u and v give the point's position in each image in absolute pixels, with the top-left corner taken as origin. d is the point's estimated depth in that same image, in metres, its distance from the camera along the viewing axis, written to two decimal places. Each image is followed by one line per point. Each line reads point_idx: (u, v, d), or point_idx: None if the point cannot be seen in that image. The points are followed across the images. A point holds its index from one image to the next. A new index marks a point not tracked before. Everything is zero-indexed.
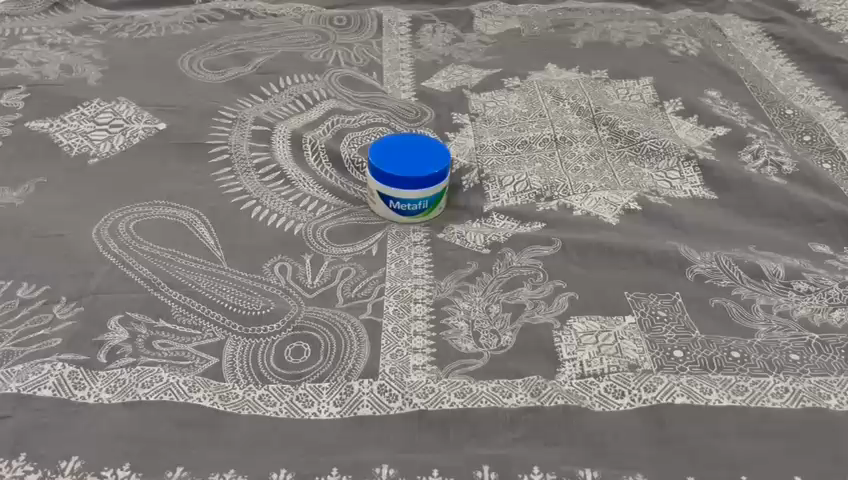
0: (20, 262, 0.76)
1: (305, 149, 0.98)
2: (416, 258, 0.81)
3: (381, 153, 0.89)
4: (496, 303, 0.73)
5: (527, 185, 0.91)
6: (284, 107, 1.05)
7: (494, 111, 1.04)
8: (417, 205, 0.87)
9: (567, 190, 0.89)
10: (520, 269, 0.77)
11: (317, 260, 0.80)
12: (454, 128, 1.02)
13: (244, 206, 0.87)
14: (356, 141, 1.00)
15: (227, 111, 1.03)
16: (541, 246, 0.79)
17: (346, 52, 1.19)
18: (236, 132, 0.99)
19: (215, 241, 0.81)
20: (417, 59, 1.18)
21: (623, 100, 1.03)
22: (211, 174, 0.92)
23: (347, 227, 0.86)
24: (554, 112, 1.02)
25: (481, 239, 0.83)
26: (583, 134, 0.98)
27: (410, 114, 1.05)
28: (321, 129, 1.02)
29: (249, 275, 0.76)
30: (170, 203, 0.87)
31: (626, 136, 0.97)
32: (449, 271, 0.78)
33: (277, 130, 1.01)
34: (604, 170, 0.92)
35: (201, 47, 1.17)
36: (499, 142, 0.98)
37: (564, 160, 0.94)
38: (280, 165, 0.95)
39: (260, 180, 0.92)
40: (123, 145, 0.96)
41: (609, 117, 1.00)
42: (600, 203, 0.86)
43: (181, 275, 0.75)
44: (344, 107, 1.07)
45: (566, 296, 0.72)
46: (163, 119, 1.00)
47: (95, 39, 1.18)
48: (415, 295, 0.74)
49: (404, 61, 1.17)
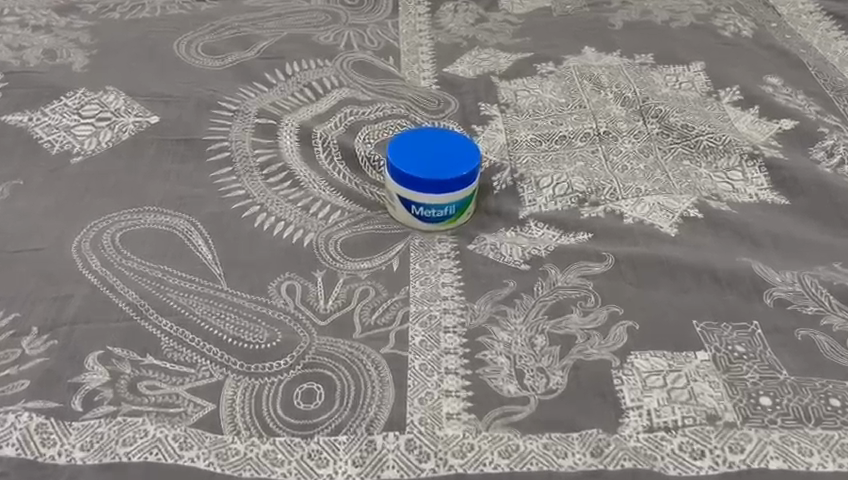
0: None
1: (315, 147, 0.87)
2: (443, 275, 0.71)
3: (401, 150, 0.78)
4: (541, 333, 0.62)
5: (568, 187, 0.80)
6: (291, 97, 0.94)
7: (527, 101, 0.92)
8: (444, 211, 0.77)
9: (615, 193, 0.78)
10: (567, 291, 0.66)
11: (331, 278, 0.69)
12: (483, 120, 0.90)
13: (246, 213, 0.77)
14: (373, 136, 0.89)
15: (227, 102, 0.92)
16: (590, 262, 0.68)
17: (359, 34, 1.07)
18: (237, 126, 0.88)
19: (213, 255, 0.70)
20: (438, 42, 1.06)
21: (673, 88, 0.91)
22: (209, 174, 0.81)
23: (364, 237, 0.75)
24: (595, 102, 0.90)
25: (519, 252, 0.72)
26: (629, 129, 0.86)
27: (431, 104, 0.94)
28: (332, 122, 0.91)
29: (251, 297, 0.66)
30: (163, 209, 0.76)
31: (679, 130, 0.85)
32: (483, 292, 0.68)
33: (283, 123, 0.90)
34: (655, 171, 0.81)
35: (199, 29, 1.05)
36: (533, 136, 0.87)
37: (609, 158, 0.83)
38: (287, 165, 0.84)
39: (265, 182, 0.81)
40: (110, 141, 0.85)
41: (658, 109, 0.88)
42: (654, 209, 0.75)
43: (173, 298, 0.64)
44: (358, 97, 0.95)
45: (623, 326, 0.61)
46: (155, 111, 0.89)
47: (82, 21, 1.07)
48: (444, 324, 0.64)
49: (423, 44, 1.06)
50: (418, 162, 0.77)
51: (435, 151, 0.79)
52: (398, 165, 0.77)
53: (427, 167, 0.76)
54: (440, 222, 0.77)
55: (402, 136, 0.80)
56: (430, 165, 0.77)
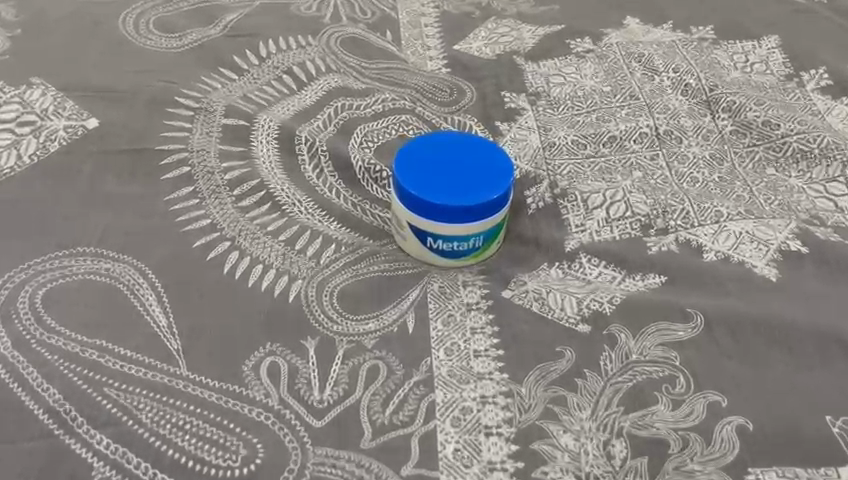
0: None
1: (299, 154, 0.69)
2: (474, 339, 0.53)
3: (412, 161, 0.60)
4: (619, 438, 0.46)
5: (626, 208, 0.63)
6: (267, 88, 0.76)
7: (562, 90, 0.74)
8: (467, 243, 0.59)
9: (689, 216, 0.61)
10: (646, 367, 0.49)
11: (326, 347, 0.52)
12: (509, 116, 0.73)
13: (213, 252, 0.59)
14: (371, 137, 0.72)
15: (187, 97, 0.73)
16: (673, 324, 0.52)
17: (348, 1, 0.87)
18: (199, 129, 0.69)
19: (168, 320, 0.53)
20: (446, 10, 0.87)
21: (743, 71, 0.74)
22: (163, 198, 0.63)
23: (368, 284, 0.58)
24: (649, 91, 0.72)
25: (573, 306, 0.55)
26: (695, 127, 0.69)
27: (442, 94, 0.76)
28: (320, 121, 0.73)
29: (219, 385, 0.49)
30: (101, 251, 0.58)
31: (758, 129, 0.68)
32: (531, 365, 0.51)
33: (258, 124, 0.71)
34: (736, 184, 0.64)
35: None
36: (575, 136, 0.69)
37: (673, 167, 0.66)
38: (265, 181, 0.66)
39: (236, 207, 0.63)
40: (34, 155, 0.65)
41: (730, 99, 0.70)
42: (742, 240, 0.58)
43: (110, 396, 0.47)
44: (351, 86, 0.77)
45: (730, 426, 0.45)
46: (94, 112, 0.70)
47: None
48: (484, 421, 0.47)
49: (427, 14, 0.86)
50: (436, 177, 0.59)
51: (456, 161, 0.60)
52: (408, 182, 0.59)
53: (448, 185, 0.58)
54: (463, 256, 0.60)
55: (412, 142, 0.62)
56: (452, 181, 0.59)
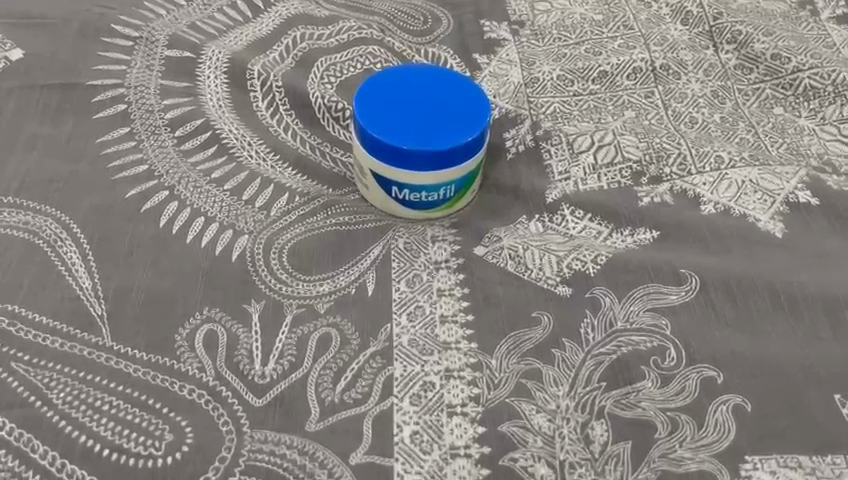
0: None
1: (252, 91, 0.61)
2: (441, 303, 0.48)
3: (375, 101, 0.53)
4: (600, 419, 0.40)
5: (616, 153, 0.56)
6: (218, 16, 0.68)
7: (549, 17, 0.66)
8: (437, 194, 0.53)
9: (685, 162, 0.54)
10: (632, 337, 0.44)
11: (274, 313, 0.46)
12: (488, 48, 0.65)
13: (148, 202, 0.52)
14: (333, 71, 0.64)
15: (126, 25, 0.65)
16: (664, 287, 0.46)
17: None
18: (138, 61, 0.62)
19: (92, 281, 0.46)
20: None
21: None
22: (94, 140, 0.56)
23: (324, 240, 0.52)
24: (646, 19, 0.64)
25: (552, 266, 0.49)
26: (696, 61, 0.61)
27: (414, 22, 0.69)
28: (276, 53, 0.65)
29: (146, 357, 0.43)
30: (22, 201, 0.51)
31: (767, 63, 0.60)
32: (504, 333, 0.45)
33: (206, 56, 0.63)
34: (739, 127, 0.57)
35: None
36: (561, 71, 0.62)
37: (670, 106, 0.59)
38: (212, 121, 0.58)
39: (177, 150, 0.56)
40: None
41: (735, 29, 0.62)
42: (745, 189, 0.52)
43: (17, 372, 0.42)
44: (313, 13, 0.69)
45: (726, 407, 0.40)
46: (19, 41, 0.62)
47: None
48: (448, 399, 0.42)
49: None
50: (401, 118, 0.52)
51: (425, 100, 0.54)
52: (370, 124, 0.52)
53: (414, 127, 0.52)
54: (434, 208, 0.54)
55: (376, 79, 0.55)
56: (419, 123, 0.52)
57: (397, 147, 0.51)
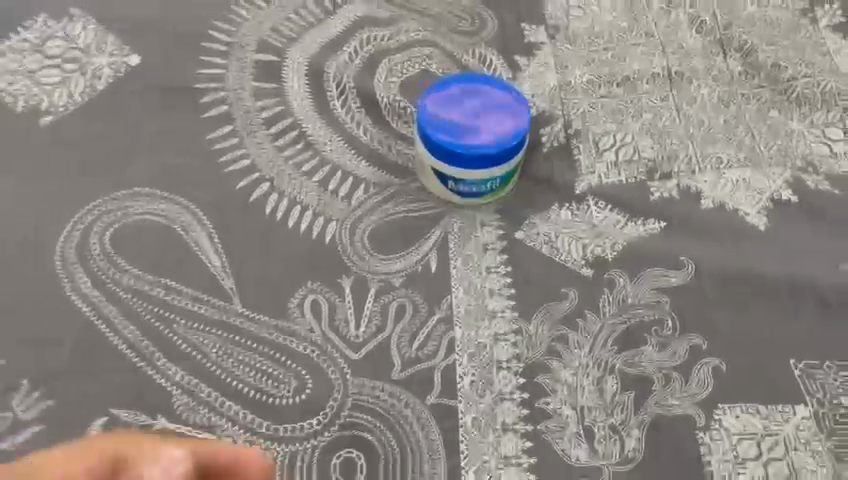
0: None
1: (328, 90, 0.73)
2: (490, 278, 0.61)
3: (436, 108, 0.64)
4: (612, 373, 0.55)
5: (634, 152, 0.68)
6: (294, 15, 0.78)
7: (581, 23, 0.76)
8: (486, 186, 0.65)
9: (691, 163, 0.66)
10: (639, 311, 0.57)
11: (360, 286, 0.60)
12: (528, 50, 0.76)
13: (255, 194, 0.65)
14: (395, 72, 0.76)
15: (219, 31, 0.76)
16: (666, 271, 0.59)
17: None
18: (234, 65, 0.74)
19: (221, 260, 0.60)
20: None
21: (759, 5, 0.75)
22: (205, 137, 0.69)
23: (395, 224, 0.64)
24: (665, 27, 0.74)
25: (579, 250, 0.62)
26: (706, 67, 0.71)
27: (463, 23, 0.79)
28: (347, 54, 0.76)
29: (271, 321, 0.57)
30: (157, 192, 0.65)
31: (767, 70, 0.71)
32: (539, 304, 0.58)
33: (289, 60, 0.75)
34: (739, 129, 0.68)
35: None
36: (590, 77, 0.73)
37: (682, 109, 0.70)
38: (299, 120, 0.71)
39: (273, 147, 0.69)
40: (84, 93, 0.70)
41: (742, 40, 0.72)
42: (738, 187, 0.64)
43: (180, 333, 0.56)
44: (376, 14, 0.79)
45: (708, 367, 0.55)
46: (134, 47, 0.74)
47: None
48: (497, 356, 0.56)
49: None
50: (458, 125, 0.64)
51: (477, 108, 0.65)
52: (434, 131, 0.63)
53: (470, 133, 0.63)
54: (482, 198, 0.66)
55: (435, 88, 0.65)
56: (474, 129, 0.63)
57: (457, 151, 0.63)
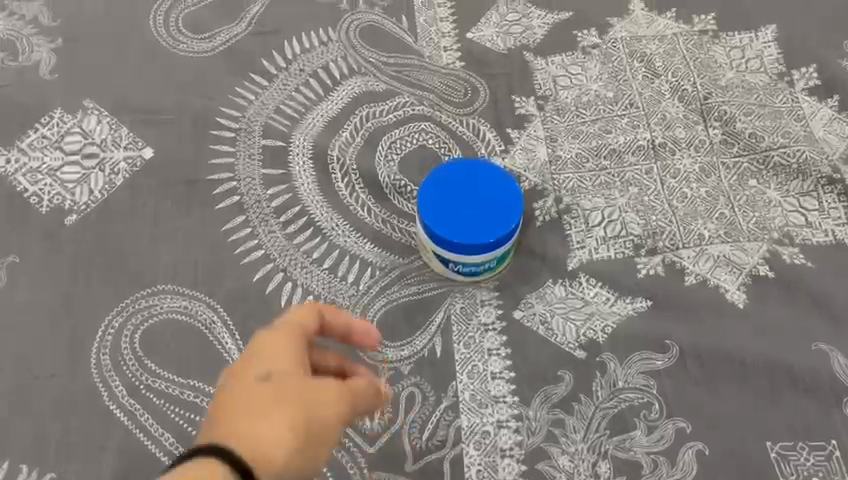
0: (22, 424, 0.64)
1: (332, 172, 0.78)
2: (491, 361, 0.66)
3: (433, 197, 0.69)
4: (604, 457, 0.61)
5: (621, 228, 0.72)
6: (296, 95, 0.83)
7: (569, 94, 0.80)
8: (479, 267, 0.69)
9: (675, 239, 0.70)
10: (629, 394, 0.63)
11: (372, 375, 0.65)
12: (519, 123, 0.80)
13: (269, 287, 0.71)
14: (395, 148, 0.80)
15: (226, 117, 0.81)
16: (653, 354, 0.64)
17: None
18: (242, 152, 0.78)
19: None
20: None
21: (737, 71, 0.78)
22: (221, 228, 0.74)
23: (401, 309, 0.69)
24: (648, 97, 0.78)
25: (572, 333, 0.66)
26: (688, 138, 0.75)
27: (456, 94, 0.83)
28: (347, 133, 0.80)
29: None
30: (179, 288, 0.70)
31: (745, 140, 0.74)
32: (538, 387, 0.64)
33: (295, 144, 0.79)
34: (719, 201, 0.72)
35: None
36: (579, 150, 0.77)
37: (665, 182, 0.74)
38: (306, 208, 0.76)
39: (284, 235, 0.74)
40: (104, 190, 0.75)
41: (723, 110, 0.76)
42: (719, 263, 0.68)
43: None
44: (373, 88, 0.84)
45: (692, 449, 0.61)
46: (147, 139, 0.78)
47: None
48: (500, 444, 0.62)
49: None
50: (453, 214, 0.68)
51: (470, 195, 0.69)
52: (432, 220, 0.68)
53: (464, 221, 0.68)
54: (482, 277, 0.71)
55: (432, 176, 0.70)
56: (468, 217, 0.68)
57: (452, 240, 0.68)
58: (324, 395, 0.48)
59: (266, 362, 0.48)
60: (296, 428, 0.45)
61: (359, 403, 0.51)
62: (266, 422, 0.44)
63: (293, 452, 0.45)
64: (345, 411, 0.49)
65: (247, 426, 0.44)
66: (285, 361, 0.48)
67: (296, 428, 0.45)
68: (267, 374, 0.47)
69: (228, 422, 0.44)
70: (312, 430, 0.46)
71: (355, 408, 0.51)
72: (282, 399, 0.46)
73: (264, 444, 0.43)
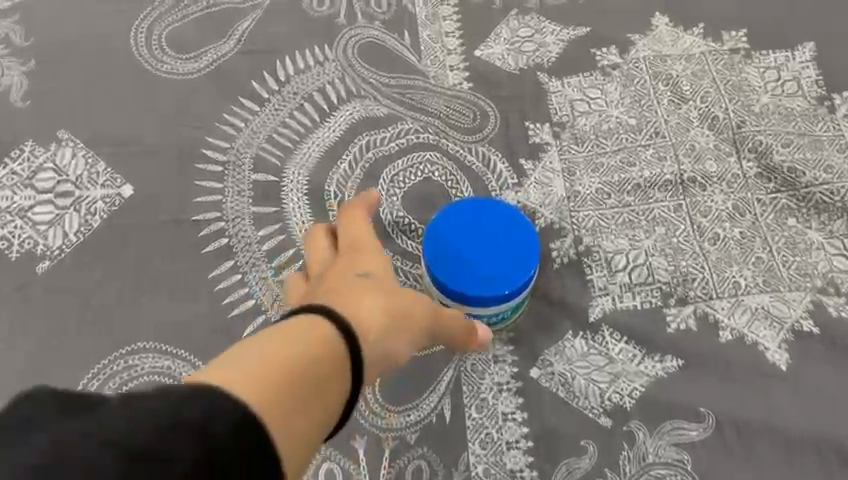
0: None
1: (330, 210, 0.71)
2: (506, 428, 0.60)
3: (438, 240, 0.63)
4: None
5: (648, 274, 0.65)
6: (289, 120, 0.76)
7: (588, 120, 0.73)
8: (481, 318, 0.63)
9: (708, 288, 0.64)
10: (660, 470, 0.58)
11: (375, 445, 0.60)
12: (533, 152, 0.73)
13: None
14: (398, 182, 0.73)
15: (213, 148, 0.74)
16: (686, 423, 0.59)
17: None
18: (230, 188, 0.72)
19: None
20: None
21: (773, 95, 0.71)
22: (208, 276, 0.67)
23: None
24: (675, 125, 0.71)
25: (596, 396, 0.61)
26: (720, 172, 0.69)
27: (465, 119, 0.76)
28: (346, 165, 0.74)
29: None
30: (162, 346, 0.64)
31: (783, 174, 0.68)
32: (559, 460, 0.59)
33: (288, 179, 0.72)
34: (756, 243, 0.65)
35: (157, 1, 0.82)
36: (599, 184, 0.70)
37: (696, 221, 0.67)
38: (300, 249, 0.69)
39: (277, 281, 0.67)
40: (79, 232, 0.69)
41: (758, 140, 0.69)
42: (757, 317, 0.62)
43: None
44: (374, 113, 0.77)
45: None
46: (127, 175, 0.72)
47: None
48: None
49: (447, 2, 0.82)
50: (461, 261, 0.62)
51: (481, 240, 0.63)
52: (437, 266, 0.62)
53: (472, 270, 0.62)
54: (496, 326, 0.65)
55: (438, 216, 0.64)
56: (477, 266, 0.62)
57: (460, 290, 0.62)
58: (406, 299, 0.55)
59: (362, 264, 0.58)
60: (391, 313, 0.53)
61: (448, 318, 0.59)
62: (363, 301, 0.52)
63: (386, 328, 0.52)
64: (422, 323, 0.56)
65: (348, 295, 0.52)
66: (382, 270, 0.58)
67: (388, 313, 0.53)
68: (367, 274, 0.56)
69: (333, 289, 0.53)
70: (399, 318, 0.53)
71: (438, 316, 0.58)
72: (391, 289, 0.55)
73: (364, 314, 0.50)
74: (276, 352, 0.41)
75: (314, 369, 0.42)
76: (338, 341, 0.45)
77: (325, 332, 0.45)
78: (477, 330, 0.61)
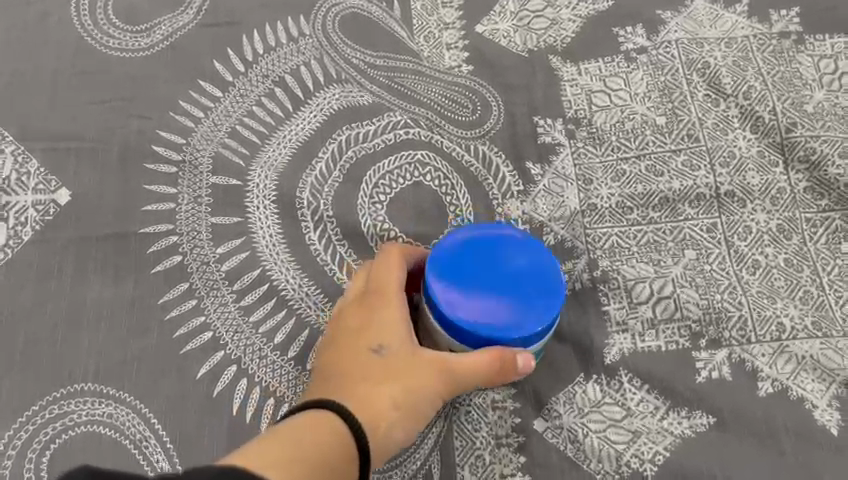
0: None
1: (302, 221, 0.61)
2: None
3: (447, 262, 0.49)
4: None
5: (675, 308, 0.55)
6: (256, 110, 0.65)
7: (608, 117, 0.62)
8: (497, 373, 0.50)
9: (746, 329, 0.54)
10: None
11: None
12: (542, 155, 0.61)
13: (219, 385, 0.56)
14: (383, 187, 0.62)
15: (166, 145, 0.63)
16: None
17: None
18: (186, 194, 0.61)
19: None
20: None
21: (828, 91, 0.61)
22: (157, 302, 0.58)
23: None
24: (712, 126, 0.60)
25: (611, 460, 0.52)
26: (763, 185, 0.58)
27: (462, 111, 0.64)
28: (321, 166, 0.62)
29: None
30: (101, 389, 0.55)
31: (839, 192, 0.57)
32: None
33: (253, 183, 0.62)
34: (804, 274, 0.56)
35: None
36: (620, 196, 0.59)
37: (734, 245, 0.57)
38: (267, 270, 0.59)
39: (239, 309, 0.58)
40: (7, 247, 0.59)
41: (810, 148, 0.59)
42: (802, 367, 0.53)
43: None
44: (356, 102, 0.65)
45: None
46: (63, 179, 0.61)
47: None
48: None
49: None
50: (473, 290, 0.48)
51: (498, 267, 0.49)
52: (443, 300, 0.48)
53: (488, 303, 0.48)
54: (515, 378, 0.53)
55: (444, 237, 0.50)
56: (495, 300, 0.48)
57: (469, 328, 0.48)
58: (424, 378, 0.48)
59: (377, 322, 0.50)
60: (402, 400, 0.48)
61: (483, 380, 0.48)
62: (373, 399, 0.47)
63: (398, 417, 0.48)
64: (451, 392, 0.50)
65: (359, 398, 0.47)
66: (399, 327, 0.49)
67: (397, 404, 0.48)
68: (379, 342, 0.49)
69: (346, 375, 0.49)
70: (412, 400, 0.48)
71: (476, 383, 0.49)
72: (407, 366, 0.48)
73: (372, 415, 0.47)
74: (297, 438, 0.42)
75: (332, 456, 0.42)
76: (346, 432, 0.44)
77: (337, 423, 0.44)
78: (516, 361, 0.47)
